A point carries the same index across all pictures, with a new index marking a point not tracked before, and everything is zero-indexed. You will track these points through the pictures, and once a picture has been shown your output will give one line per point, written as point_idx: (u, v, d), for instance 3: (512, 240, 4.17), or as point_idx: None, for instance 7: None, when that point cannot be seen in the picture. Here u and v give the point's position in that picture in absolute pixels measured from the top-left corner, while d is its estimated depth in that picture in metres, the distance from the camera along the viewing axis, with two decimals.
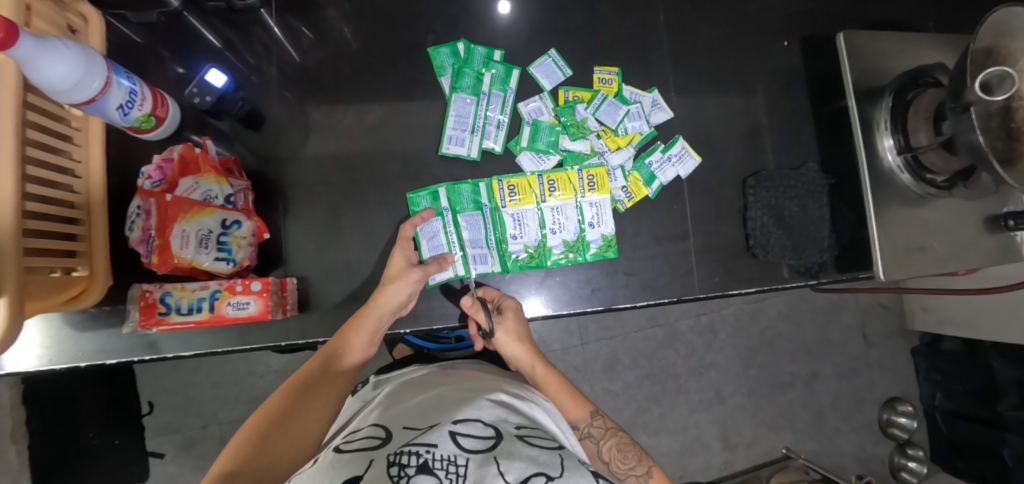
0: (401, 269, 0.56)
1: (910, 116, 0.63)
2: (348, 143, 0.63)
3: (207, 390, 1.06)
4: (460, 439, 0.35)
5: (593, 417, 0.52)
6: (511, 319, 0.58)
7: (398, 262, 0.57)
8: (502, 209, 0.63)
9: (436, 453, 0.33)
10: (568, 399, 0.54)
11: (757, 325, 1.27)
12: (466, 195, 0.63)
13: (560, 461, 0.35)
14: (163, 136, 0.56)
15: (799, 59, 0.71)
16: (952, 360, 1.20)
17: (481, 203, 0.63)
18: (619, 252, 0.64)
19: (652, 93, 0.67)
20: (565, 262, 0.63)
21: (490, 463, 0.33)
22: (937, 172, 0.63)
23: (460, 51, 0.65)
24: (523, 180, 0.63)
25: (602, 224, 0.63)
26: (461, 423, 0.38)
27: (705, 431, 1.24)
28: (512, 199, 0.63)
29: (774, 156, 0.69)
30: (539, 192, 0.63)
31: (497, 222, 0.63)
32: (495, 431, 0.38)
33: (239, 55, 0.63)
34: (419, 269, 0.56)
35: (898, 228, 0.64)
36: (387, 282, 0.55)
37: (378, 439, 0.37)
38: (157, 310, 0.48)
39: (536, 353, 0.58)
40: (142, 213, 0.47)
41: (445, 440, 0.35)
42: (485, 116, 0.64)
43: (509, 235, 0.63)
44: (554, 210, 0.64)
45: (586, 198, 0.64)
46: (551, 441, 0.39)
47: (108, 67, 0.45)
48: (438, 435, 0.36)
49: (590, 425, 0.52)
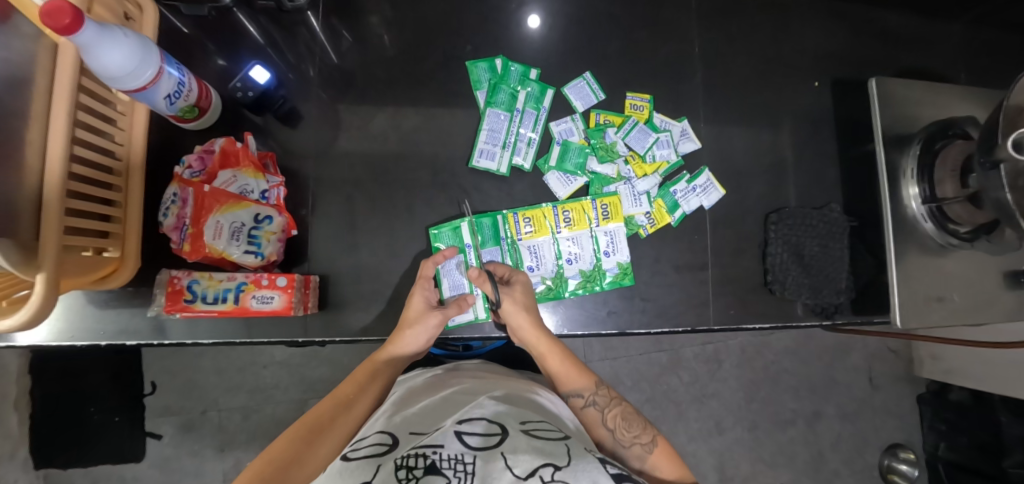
0: (420, 313, 0.55)
1: (937, 166, 0.64)
2: (380, 147, 0.65)
3: (211, 375, 1.07)
4: (466, 438, 0.36)
5: (596, 386, 0.53)
6: (519, 292, 0.57)
7: (418, 304, 0.56)
8: (519, 240, 0.63)
9: (442, 454, 0.33)
10: (572, 370, 0.55)
11: (763, 358, 1.26)
12: (484, 228, 0.63)
13: (565, 451, 0.36)
14: (202, 126, 0.58)
15: (830, 101, 0.72)
16: (959, 412, 1.18)
17: (498, 236, 0.63)
18: (634, 280, 0.64)
19: (682, 123, 0.68)
20: (581, 292, 0.63)
21: (496, 458, 0.33)
22: (960, 224, 0.63)
23: (497, 67, 0.66)
24: (538, 209, 0.64)
25: (618, 251, 0.64)
26: (467, 422, 0.39)
27: (703, 461, 1.22)
28: (528, 231, 0.63)
29: (798, 194, 0.70)
30: (557, 221, 0.64)
31: (515, 255, 0.63)
32: (500, 426, 0.39)
33: (283, 53, 0.64)
34: (438, 313, 0.55)
35: (918, 276, 0.64)
36: (405, 327, 0.55)
37: (385, 445, 0.37)
38: (183, 297, 0.48)
39: (540, 326, 0.56)
40: (178, 201, 0.48)
41: (451, 440, 0.35)
42: (517, 132, 0.65)
43: (525, 267, 0.63)
44: (569, 240, 0.64)
45: (603, 225, 0.64)
46: (556, 432, 0.40)
47: (161, 57, 0.46)
48: (444, 435, 0.36)
49: (594, 394, 0.53)
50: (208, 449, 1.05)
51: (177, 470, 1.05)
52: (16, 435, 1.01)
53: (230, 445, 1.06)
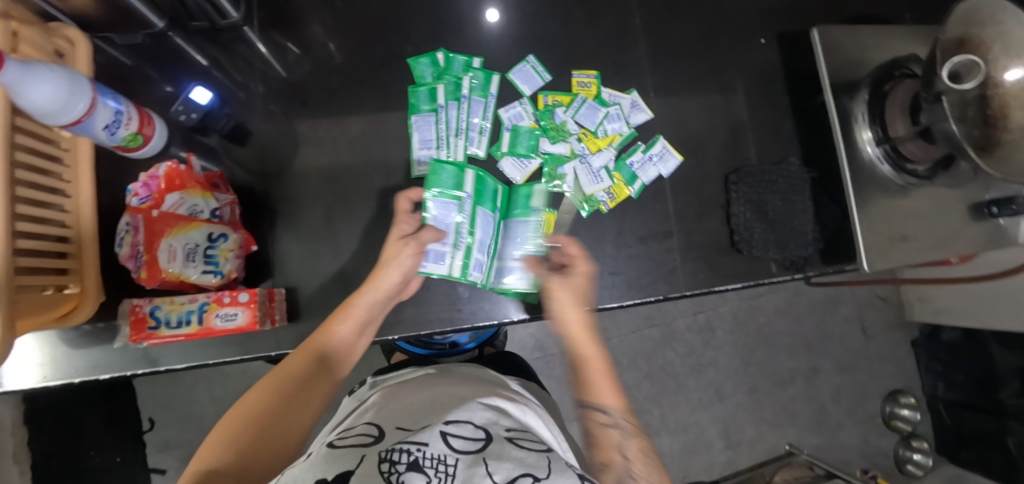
0: (394, 250, 0.54)
1: (887, 108, 0.65)
2: (335, 154, 0.65)
3: (207, 405, 1.11)
4: (451, 440, 0.32)
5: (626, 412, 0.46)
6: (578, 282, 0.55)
7: (393, 242, 0.55)
8: (480, 205, 0.58)
9: (426, 451, 0.30)
10: (605, 385, 0.48)
11: (754, 321, 1.27)
12: (448, 178, 0.56)
13: (550, 463, 0.32)
14: (149, 154, 0.58)
15: (776, 57, 0.73)
16: (952, 350, 1.20)
17: (462, 192, 0.57)
18: None
19: (631, 94, 0.68)
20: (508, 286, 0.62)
21: (481, 463, 0.30)
22: (917, 162, 0.65)
23: (439, 60, 0.66)
24: (495, 186, 0.60)
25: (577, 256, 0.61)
26: (452, 423, 0.35)
27: (707, 429, 1.24)
28: (483, 199, 0.58)
29: (757, 152, 0.70)
30: (515, 201, 0.61)
31: (474, 220, 0.58)
32: (486, 434, 0.35)
33: (225, 72, 0.64)
34: (415, 246, 0.55)
35: (881, 219, 0.65)
36: (381, 266, 0.53)
37: (370, 437, 0.33)
38: (147, 325, 0.49)
39: (589, 328, 0.53)
40: (131, 229, 0.48)
41: (435, 439, 0.32)
42: (467, 122, 0.65)
43: (473, 237, 0.58)
44: (510, 219, 0.60)
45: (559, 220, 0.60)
46: (540, 444, 0.36)
47: (92, 88, 0.46)
48: (429, 434, 0.33)
49: (621, 416, 0.46)
50: None
51: None
52: None
53: None
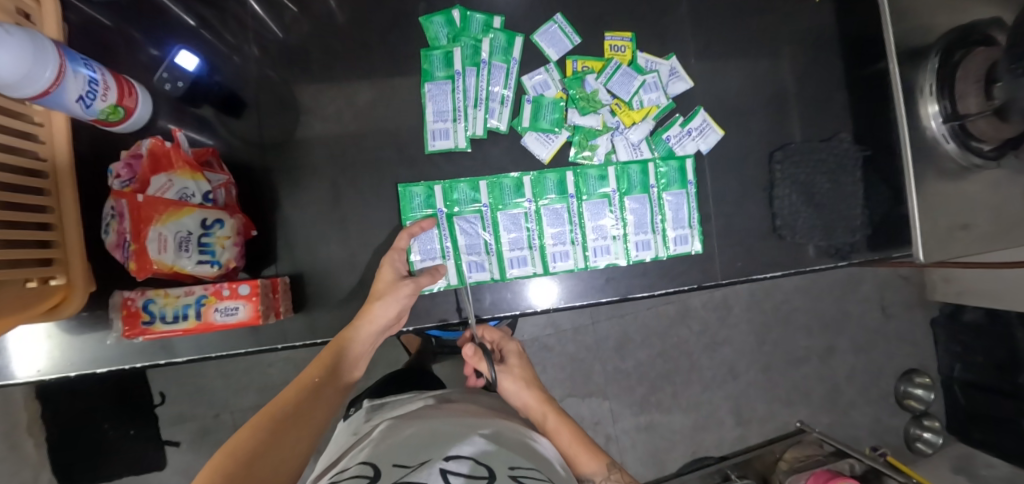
0: (390, 284, 0.51)
1: (959, 81, 0.58)
2: (338, 127, 0.58)
3: (218, 379, 1.04)
4: (452, 477, 0.26)
5: (610, 470, 0.42)
6: (516, 365, 0.54)
7: (387, 275, 0.51)
8: (458, 214, 0.58)
9: None
10: (581, 450, 0.44)
11: (772, 299, 1.23)
12: (418, 199, 0.58)
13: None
14: (134, 129, 0.52)
15: (834, 16, 0.64)
16: (973, 331, 1.16)
17: (435, 209, 0.58)
18: (629, 259, 0.59)
19: (670, 60, 0.61)
20: (580, 270, 0.59)
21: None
22: (984, 141, 0.58)
23: (456, 19, 0.58)
24: (474, 186, 0.58)
25: (617, 225, 0.59)
26: (452, 459, 0.29)
27: (719, 407, 1.22)
28: (462, 206, 0.58)
29: (805, 126, 0.63)
30: (503, 195, 0.59)
31: (489, 224, 0.58)
32: (487, 470, 0.29)
33: (214, 33, 0.57)
34: (409, 282, 0.51)
35: (938, 202, 0.59)
36: (374, 298, 0.49)
37: (363, 478, 0.28)
38: (141, 320, 0.45)
39: (548, 399, 0.50)
40: (116, 215, 0.43)
41: (435, 477, 0.26)
42: (488, 90, 0.59)
43: (506, 240, 0.58)
44: (552, 211, 0.59)
45: (584, 198, 0.59)
46: None
47: (58, 53, 0.39)
48: (425, 474, 0.26)
49: (607, 479, 0.41)
50: None
51: None
52: (34, 459, 1.00)
53: None
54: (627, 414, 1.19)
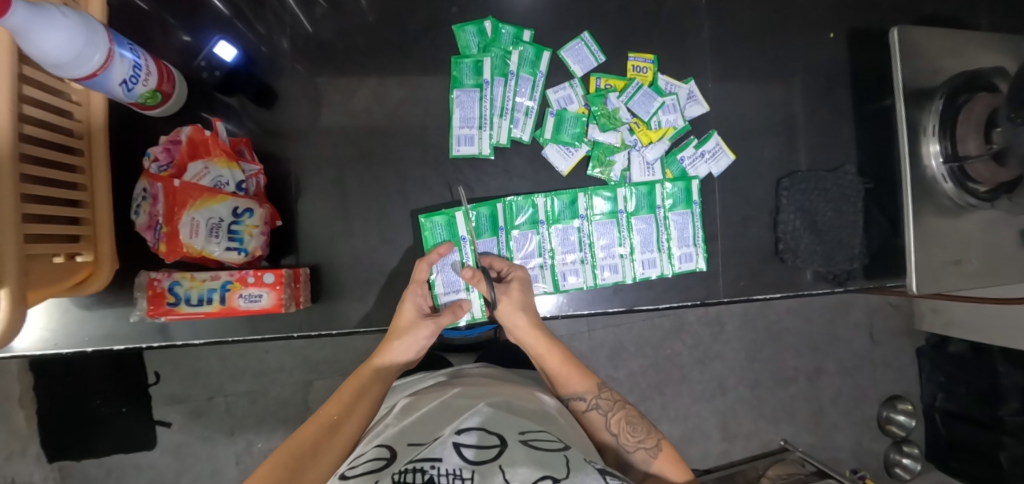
0: (411, 321, 0.53)
1: (961, 122, 0.60)
2: (364, 125, 0.60)
3: (215, 362, 1.05)
4: (463, 451, 0.33)
5: (599, 389, 0.54)
6: (516, 290, 0.55)
7: (408, 312, 0.53)
8: (477, 238, 0.60)
9: (441, 468, 0.30)
10: (574, 373, 0.55)
11: (765, 319, 1.26)
12: (440, 228, 0.59)
13: (565, 461, 0.33)
14: (168, 113, 0.53)
15: (847, 53, 0.66)
16: (958, 363, 1.19)
17: (458, 236, 0.59)
18: (633, 279, 0.61)
19: (688, 84, 0.63)
20: (588, 287, 0.61)
21: (495, 472, 0.30)
22: (982, 183, 0.61)
23: (487, 29, 0.60)
24: (493, 211, 0.60)
25: (624, 245, 0.61)
26: (463, 432, 0.36)
27: (706, 420, 1.25)
28: (480, 231, 0.59)
29: (812, 156, 0.66)
30: (517, 215, 0.60)
31: (505, 245, 0.60)
32: (500, 438, 0.35)
33: (250, 25, 0.58)
34: (430, 322, 0.53)
35: (935, 239, 0.61)
36: (394, 337, 0.53)
37: (383, 459, 0.34)
38: (165, 300, 0.46)
39: (538, 326, 0.55)
40: (149, 197, 0.44)
41: (449, 452, 0.32)
42: (513, 101, 0.61)
43: (519, 258, 0.60)
44: (564, 231, 0.61)
45: (594, 219, 0.61)
46: (554, 442, 0.37)
47: (109, 37, 0.41)
48: (441, 447, 0.33)
49: (596, 397, 0.54)
50: (218, 433, 1.05)
51: (189, 454, 1.05)
52: (22, 432, 1.00)
53: (239, 428, 1.06)
54: None
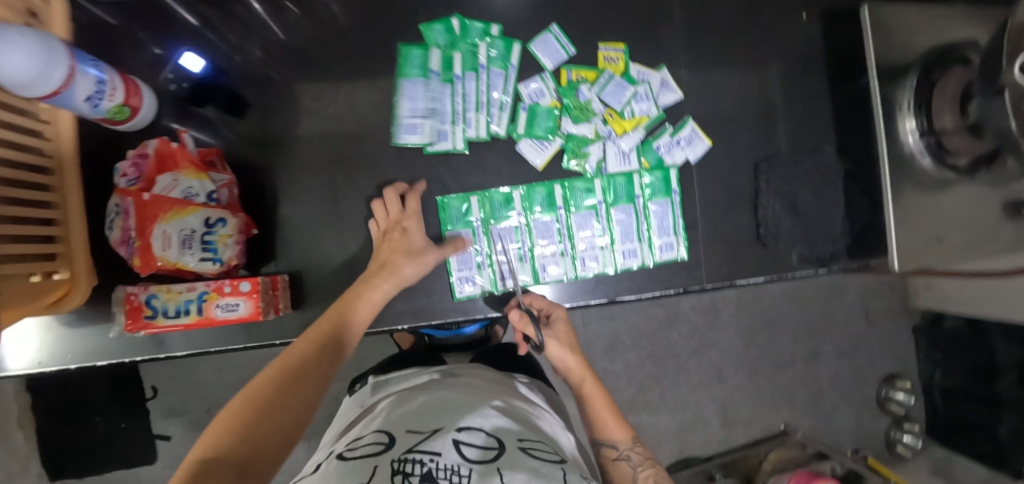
0: (412, 239, 0.55)
1: (934, 97, 0.60)
2: (338, 129, 0.60)
3: (211, 374, 1.06)
4: (463, 450, 0.33)
5: (633, 442, 0.51)
6: (561, 329, 0.56)
7: (415, 238, 0.55)
8: (451, 228, 0.60)
9: (439, 462, 0.31)
10: (609, 419, 0.52)
11: (760, 304, 1.26)
12: (456, 213, 0.60)
13: (563, 474, 0.33)
14: (138, 128, 0.53)
15: (821, 33, 0.66)
16: (953, 339, 1.19)
17: (470, 220, 0.60)
18: (613, 269, 0.61)
19: (661, 72, 0.63)
20: (569, 279, 0.61)
21: (492, 475, 0.30)
22: (959, 156, 0.60)
23: (455, 27, 0.60)
24: (467, 205, 0.60)
25: (604, 236, 0.62)
26: (466, 431, 0.35)
27: (705, 408, 1.25)
28: (454, 221, 0.60)
29: (790, 138, 0.66)
30: (494, 208, 0.60)
31: (482, 237, 0.60)
32: (498, 441, 0.35)
33: (220, 35, 0.58)
34: (436, 251, 0.55)
35: (915, 215, 0.61)
36: (395, 264, 0.53)
37: (382, 444, 0.34)
38: (143, 314, 0.46)
39: (587, 367, 0.55)
40: (121, 212, 0.44)
41: (449, 449, 0.32)
42: (486, 96, 0.60)
43: (498, 252, 0.60)
44: (542, 224, 0.61)
45: (573, 211, 0.61)
46: (553, 454, 0.37)
47: (70, 55, 0.41)
48: (441, 442, 0.33)
49: (629, 449, 0.50)
50: None
51: None
52: (24, 451, 1.01)
53: None
54: None
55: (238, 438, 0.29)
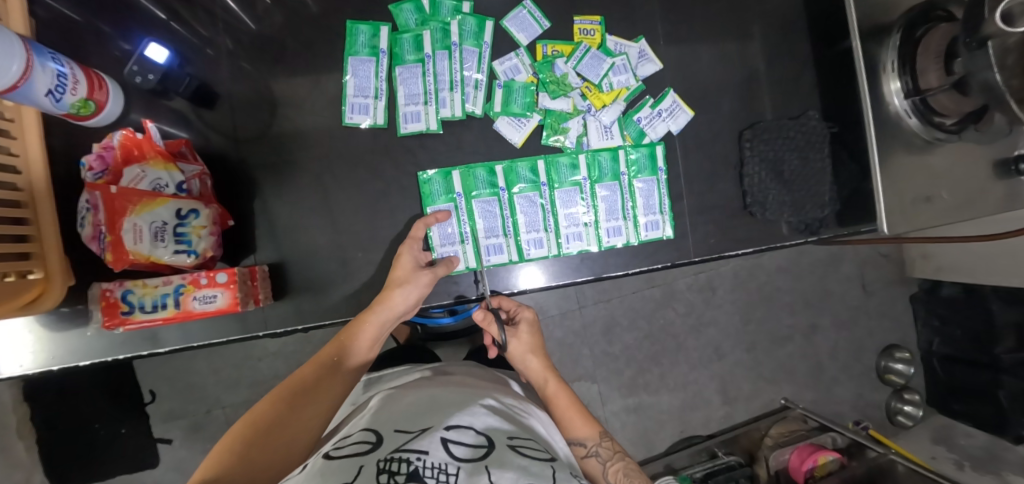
0: (408, 271, 0.52)
1: (919, 56, 0.59)
2: (313, 116, 0.59)
3: (208, 375, 1.05)
4: (452, 448, 0.31)
5: (601, 437, 0.49)
6: (525, 332, 0.56)
7: (407, 263, 0.52)
8: (432, 204, 0.59)
9: (426, 461, 0.29)
10: (577, 418, 0.51)
11: (756, 280, 1.26)
12: (438, 185, 0.59)
13: (552, 473, 0.31)
14: (106, 123, 0.52)
15: None
16: (951, 305, 1.18)
17: (453, 193, 0.59)
18: (598, 245, 0.61)
19: (639, 43, 0.62)
20: (553, 256, 0.60)
21: (481, 472, 0.29)
22: (946, 116, 0.59)
23: (425, 6, 0.59)
24: (449, 178, 0.59)
25: (589, 212, 0.61)
26: (454, 429, 0.34)
27: (706, 386, 1.25)
28: (435, 196, 0.59)
29: (773, 104, 0.64)
30: (476, 183, 0.59)
31: (464, 214, 0.59)
32: (487, 439, 0.34)
33: (186, 25, 0.57)
34: (428, 272, 0.52)
35: (903, 177, 0.60)
36: (394, 286, 0.50)
37: (368, 443, 0.33)
38: (120, 309, 0.46)
39: (548, 368, 0.56)
40: (91, 207, 0.44)
41: (436, 447, 0.31)
42: (461, 75, 0.60)
43: (481, 229, 0.59)
44: (525, 199, 0.60)
45: (556, 187, 0.61)
46: (542, 452, 0.35)
47: (27, 48, 0.39)
48: (428, 440, 0.32)
49: (598, 445, 0.49)
50: None
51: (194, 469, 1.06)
52: (25, 461, 1.00)
53: None
54: (616, 396, 1.21)
55: (237, 462, 0.33)
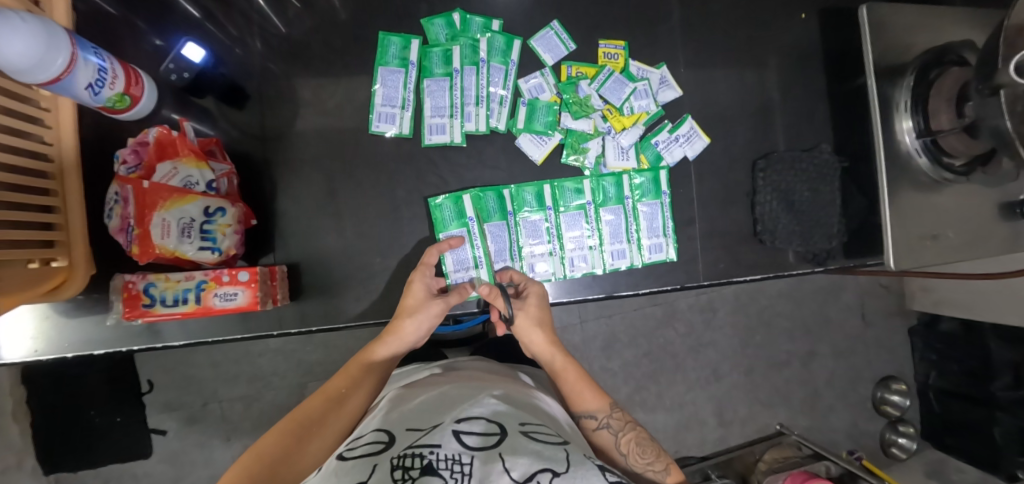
0: (420, 300, 0.53)
1: (932, 97, 0.60)
2: (338, 121, 0.60)
3: (207, 368, 1.05)
4: (464, 438, 0.32)
5: (612, 409, 0.49)
6: (533, 304, 0.54)
7: (419, 292, 0.53)
8: (444, 230, 0.59)
9: (440, 453, 0.29)
10: (587, 392, 0.51)
11: (757, 304, 1.27)
12: (449, 211, 0.59)
13: (566, 455, 0.31)
14: (138, 117, 0.53)
15: (818, 33, 0.67)
16: (949, 340, 1.19)
17: (465, 218, 0.59)
18: (603, 269, 0.62)
19: (661, 69, 0.63)
20: (558, 278, 0.61)
21: (494, 459, 0.29)
22: (955, 157, 0.60)
23: (456, 22, 0.61)
24: (460, 202, 0.60)
25: (593, 236, 0.62)
26: (466, 421, 0.35)
27: (702, 407, 1.25)
28: (447, 222, 0.59)
29: (787, 136, 0.66)
30: (487, 208, 0.60)
31: (477, 238, 0.60)
32: (499, 427, 0.34)
33: (220, 26, 0.58)
34: (441, 301, 0.53)
35: (912, 213, 0.61)
36: (405, 316, 0.52)
37: (382, 443, 0.33)
38: (141, 302, 0.46)
39: (555, 342, 0.54)
40: (120, 200, 0.45)
41: (449, 439, 0.31)
42: (486, 90, 0.61)
43: (492, 251, 0.60)
44: (531, 224, 0.61)
45: (562, 211, 0.62)
46: (554, 436, 0.35)
47: (72, 41, 0.41)
48: (441, 435, 0.32)
49: (608, 417, 0.49)
50: (214, 440, 1.05)
51: (186, 462, 1.05)
52: (17, 444, 1.00)
53: (235, 434, 1.06)
54: None
55: None
